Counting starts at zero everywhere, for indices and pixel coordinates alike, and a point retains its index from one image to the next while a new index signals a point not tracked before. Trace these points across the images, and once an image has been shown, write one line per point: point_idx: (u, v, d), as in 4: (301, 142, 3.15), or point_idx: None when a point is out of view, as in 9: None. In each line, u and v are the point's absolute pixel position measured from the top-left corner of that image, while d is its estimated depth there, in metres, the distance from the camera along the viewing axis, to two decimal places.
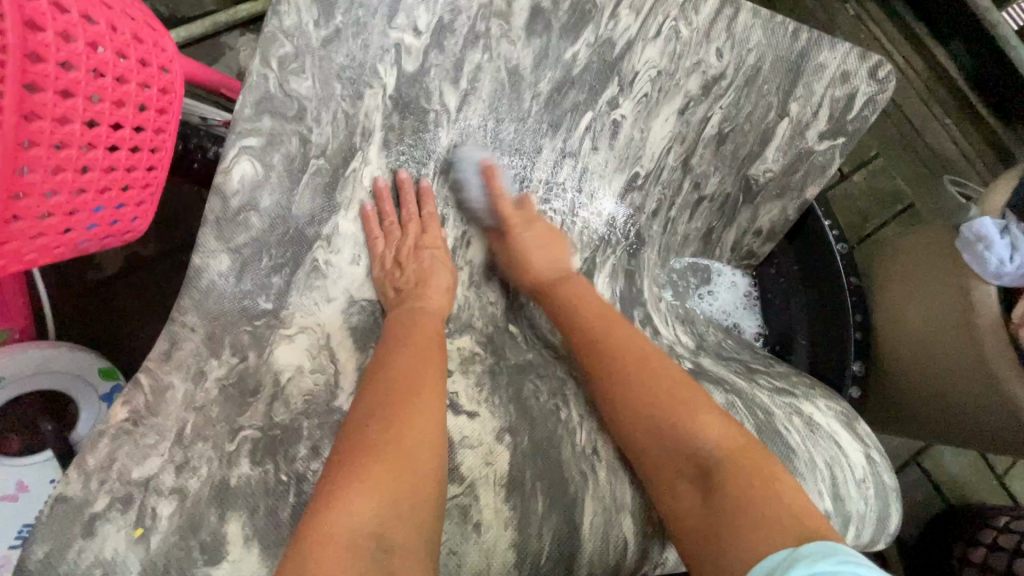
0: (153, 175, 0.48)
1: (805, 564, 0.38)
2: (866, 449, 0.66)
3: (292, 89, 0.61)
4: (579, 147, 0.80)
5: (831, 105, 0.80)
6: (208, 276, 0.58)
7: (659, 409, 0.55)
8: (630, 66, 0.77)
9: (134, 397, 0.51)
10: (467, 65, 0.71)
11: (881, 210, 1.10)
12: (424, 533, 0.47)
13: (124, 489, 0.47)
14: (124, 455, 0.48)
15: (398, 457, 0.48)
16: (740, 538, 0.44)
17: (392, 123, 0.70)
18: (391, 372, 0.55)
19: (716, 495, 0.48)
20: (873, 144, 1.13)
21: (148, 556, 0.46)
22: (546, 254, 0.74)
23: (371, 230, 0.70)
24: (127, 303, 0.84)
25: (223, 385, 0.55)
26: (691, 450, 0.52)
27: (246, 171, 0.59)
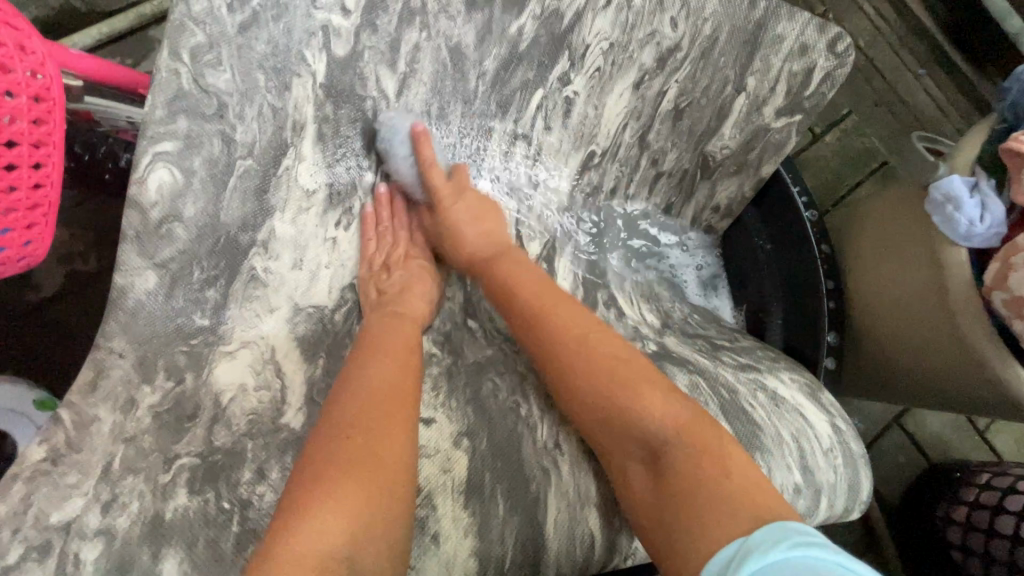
0: (41, 193, 0.43)
1: (759, 556, 0.37)
2: (831, 419, 0.66)
3: (209, 83, 0.55)
4: (531, 128, 0.77)
5: (790, 79, 0.76)
6: (134, 296, 0.53)
7: (605, 392, 0.54)
8: (581, 39, 0.72)
9: (53, 436, 0.47)
10: (403, 45, 0.66)
11: (854, 170, 1.07)
12: (389, 550, 0.44)
13: (42, 536, 0.44)
14: (42, 498, 0.45)
15: (364, 470, 0.45)
16: (701, 517, 0.43)
17: (325, 114, 0.66)
18: (359, 382, 0.53)
19: (668, 482, 0.47)
20: (844, 101, 1.09)
21: None
22: (473, 219, 0.70)
23: (366, 232, 0.73)
24: (67, 323, 0.80)
25: (156, 412, 0.51)
26: (640, 433, 0.51)
27: (164, 180, 0.53)
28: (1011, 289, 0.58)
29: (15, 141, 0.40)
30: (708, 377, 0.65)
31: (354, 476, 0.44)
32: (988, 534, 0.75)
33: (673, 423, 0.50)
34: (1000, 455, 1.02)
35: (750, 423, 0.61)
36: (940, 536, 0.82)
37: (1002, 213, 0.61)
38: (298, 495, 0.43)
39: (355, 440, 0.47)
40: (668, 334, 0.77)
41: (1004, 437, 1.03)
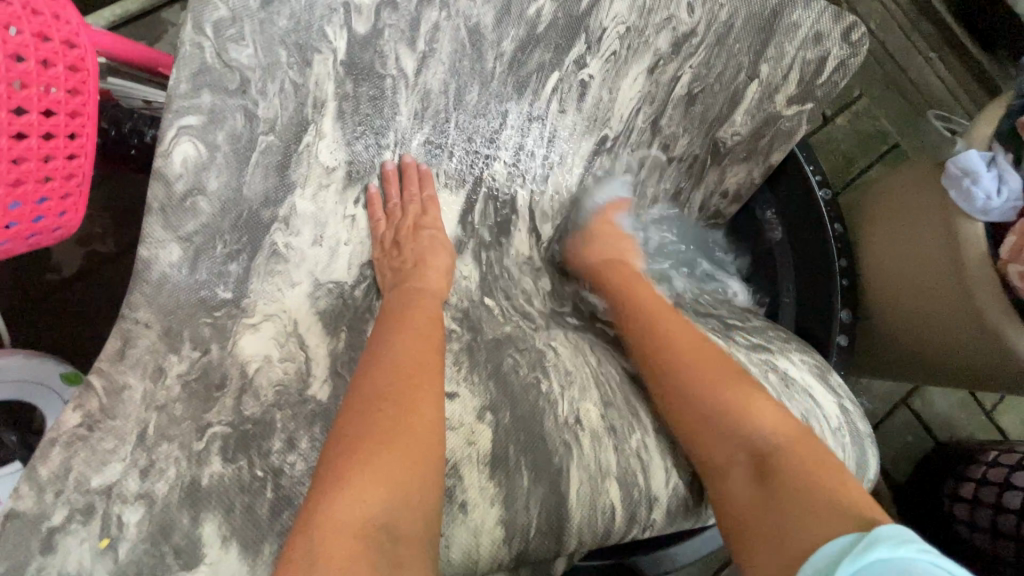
0: (76, 164, 0.45)
1: (888, 546, 0.36)
2: (839, 400, 0.67)
3: (232, 59, 0.56)
4: (547, 111, 0.78)
5: (803, 67, 0.77)
6: (159, 268, 0.54)
7: (711, 395, 0.56)
8: (598, 22, 0.73)
9: (87, 401, 0.48)
10: (423, 24, 0.66)
11: (865, 153, 1.10)
12: (424, 518, 0.45)
13: (84, 499, 0.45)
14: (81, 462, 0.46)
15: (404, 441, 0.47)
16: (808, 517, 0.43)
17: (346, 92, 0.65)
18: (388, 357, 0.53)
19: (775, 482, 0.48)
20: (855, 85, 1.13)
21: (118, 565, 0.44)
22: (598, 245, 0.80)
23: (374, 213, 0.72)
24: (87, 304, 0.79)
25: (185, 381, 0.52)
26: (746, 437, 0.52)
27: (188, 153, 0.55)
28: None
29: (52, 110, 0.41)
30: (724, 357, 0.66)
31: (384, 446, 0.46)
32: (994, 508, 0.78)
33: (779, 431, 0.52)
34: (1006, 435, 1.06)
35: None
36: (947, 513, 0.86)
37: (1018, 186, 0.64)
38: (339, 462, 0.45)
39: (386, 412, 0.48)
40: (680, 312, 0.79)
41: (1009, 417, 1.07)
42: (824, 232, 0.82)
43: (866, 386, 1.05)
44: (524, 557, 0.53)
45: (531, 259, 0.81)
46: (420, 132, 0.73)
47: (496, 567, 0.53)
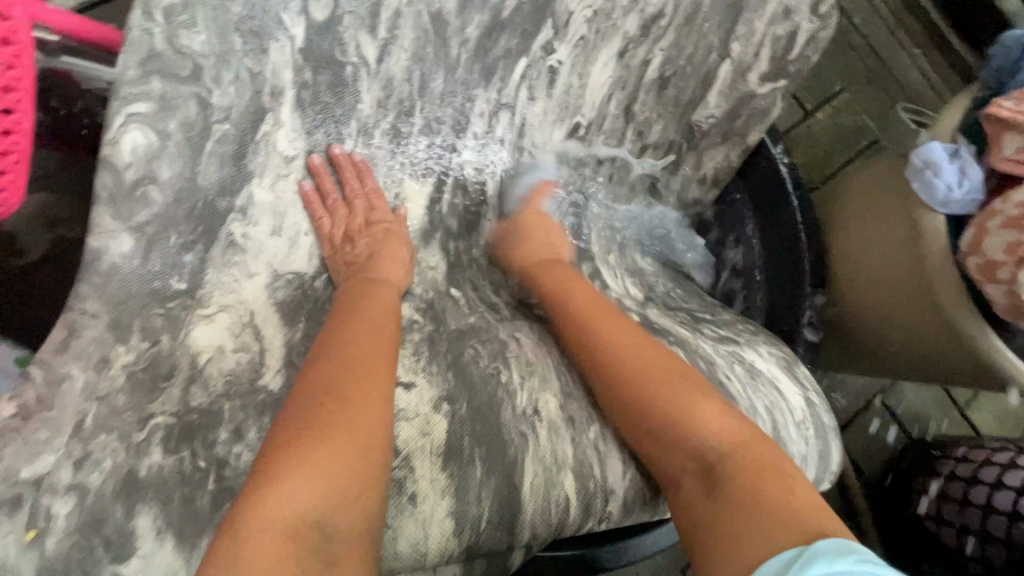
0: (9, 140, 0.45)
1: (824, 563, 0.35)
2: (806, 392, 0.64)
3: (184, 45, 0.55)
4: (515, 97, 0.77)
5: (774, 43, 0.74)
6: (109, 258, 0.52)
7: (654, 401, 0.53)
8: (564, 5, 0.71)
9: (22, 393, 0.46)
10: (384, 11, 0.65)
11: (845, 147, 1.07)
12: (361, 520, 0.44)
13: (12, 490, 0.44)
14: (11, 454, 0.44)
15: (347, 444, 0.45)
16: (753, 526, 0.41)
17: (305, 80, 0.64)
18: (339, 349, 0.52)
19: (721, 491, 0.45)
20: (837, 79, 1.09)
21: (43, 558, 0.43)
22: (543, 236, 0.76)
23: (315, 211, 0.69)
24: (50, 291, 0.77)
25: (131, 371, 0.51)
26: (689, 445, 0.49)
27: (138, 141, 0.53)
28: (985, 254, 0.60)
29: None
30: (687, 349, 0.63)
31: (315, 448, 0.44)
32: (960, 504, 0.77)
33: (724, 436, 0.49)
34: (977, 431, 1.03)
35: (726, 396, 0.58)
36: (914, 506, 0.85)
37: (979, 179, 0.63)
38: (274, 463, 0.43)
39: (333, 409, 0.47)
40: (650, 306, 0.76)
41: (982, 413, 1.04)
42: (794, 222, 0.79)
43: (844, 380, 1.03)
44: (476, 548, 0.52)
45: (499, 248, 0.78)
46: (383, 120, 0.71)
47: (446, 559, 0.51)
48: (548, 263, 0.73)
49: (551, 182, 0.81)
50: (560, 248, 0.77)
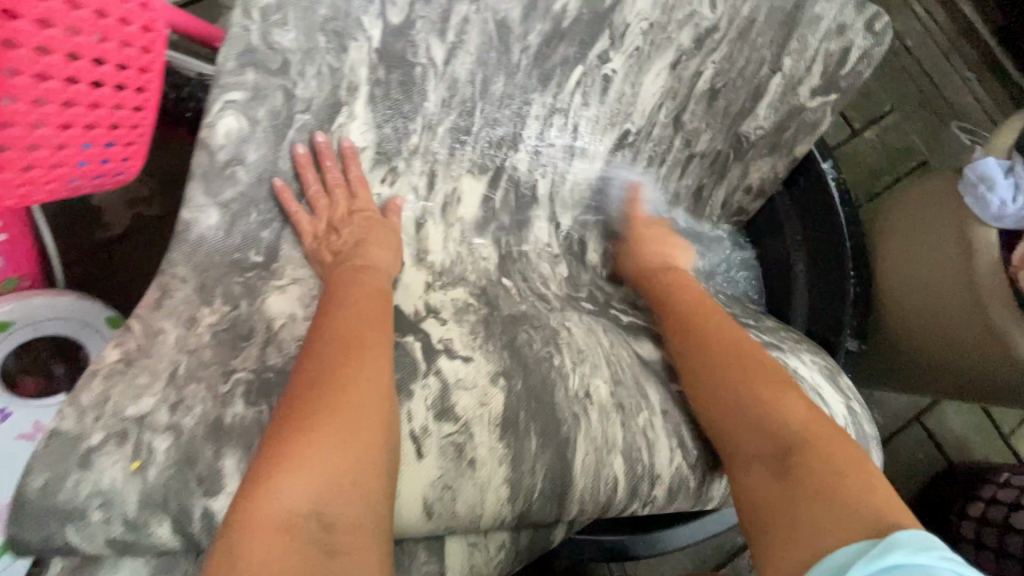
0: (140, 115, 0.52)
1: (906, 552, 0.37)
2: (847, 400, 0.65)
3: (275, 42, 0.61)
4: (570, 102, 0.80)
5: (826, 59, 0.77)
6: (198, 230, 0.59)
7: (746, 386, 0.57)
8: (622, 18, 0.75)
9: (125, 340, 0.53)
10: (454, 17, 0.70)
11: (892, 165, 1.07)
12: (361, 508, 0.46)
13: (120, 424, 0.48)
14: (118, 394, 0.50)
15: (336, 438, 0.47)
16: (830, 510, 0.43)
17: (378, 78, 0.69)
18: (323, 341, 0.53)
19: (796, 475, 0.47)
20: (886, 99, 1.09)
21: (146, 487, 0.47)
22: (654, 246, 0.83)
23: (290, 208, 0.66)
24: (131, 263, 0.84)
25: (215, 330, 0.56)
26: (771, 429, 0.52)
27: (232, 126, 0.60)
28: None
29: (127, 65, 0.47)
30: None
31: (310, 440, 0.46)
32: (1001, 529, 0.76)
33: (809, 425, 0.51)
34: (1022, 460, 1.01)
35: None
36: (953, 530, 0.84)
37: None
38: (268, 458, 0.45)
39: (317, 402, 0.48)
40: None
41: None
42: (840, 233, 0.82)
43: (883, 399, 1.01)
44: (526, 517, 0.56)
45: (549, 246, 0.84)
46: (447, 117, 0.75)
47: (500, 523, 0.56)
48: (668, 271, 0.80)
49: (640, 185, 0.88)
50: (676, 258, 0.84)
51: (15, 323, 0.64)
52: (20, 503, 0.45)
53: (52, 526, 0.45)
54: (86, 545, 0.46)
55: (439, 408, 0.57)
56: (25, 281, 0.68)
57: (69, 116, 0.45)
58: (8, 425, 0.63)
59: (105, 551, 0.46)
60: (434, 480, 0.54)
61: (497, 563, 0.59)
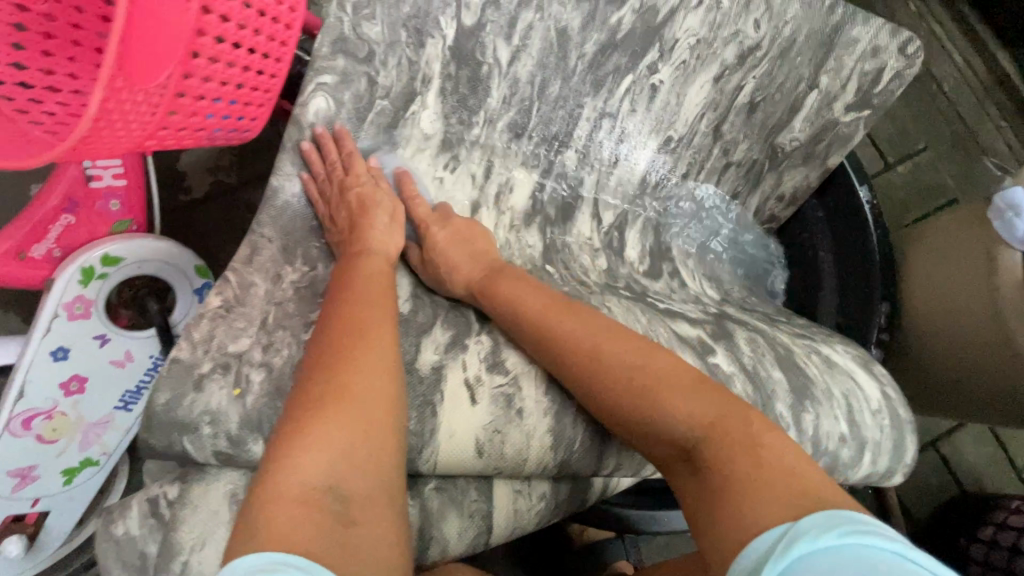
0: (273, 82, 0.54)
1: (809, 540, 0.39)
2: (882, 386, 0.70)
3: (364, 34, 0.68)
4: (618, 108, 0.86)
5: (860, 78, 0.85)
6: (283, 196, 0.67)
7: (628, 400, 0.55)
8: (671, 33, 0.82)
9: (224, 289, 0.59)
10: (519, 23, 0.76)
11: (925, 201, 1.21)
12: (377, 478, 0.51)
13: (224, 358, 0.55)
14: (222, 333, 0.56)
15: (345, 418, 0.51)
16: (732, 505, 0.45)
17: (449, 73, 0.76)
18: (332, 323, 0.56)
19: (705, 476, 0.49)
20: (921, 138, 1.23)
21: (246, 410, 0.53)
22: (464, 249, 0.70)
23: (311, 196, 0.67)
24: (206, 223, 0.98)
25: (297, 287, 0.62)
26: (669, 434, 0.52)
27: (321, 106, 0.68)
28: None
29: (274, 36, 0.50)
30: (766, 336, 0.71)
31: (325, 416, 0.50)
32: (1010, 552, 0.80)
33: (698, 419, 0.52)
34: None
35: (802, 375, 0.66)
36: (962, 552, 0.87)
37: None
38: (279, 446, 0.48)
39: (325, 381, 0.52)
40: (727, 303, 0.87)
41: None
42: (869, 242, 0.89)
43: None
44: (568, 465, 0.64)
45: (592, 240, 0.89)
46: (506, 113, 0.81)
47: (543, 468, 0.64)
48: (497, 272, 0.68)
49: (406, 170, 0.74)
50: (492, 254, 0.72)
51: (122, 260, 0.70)
52: (146, 417, 0.52)
53: (173, 435, 0.51)
54: (198, 455, 0.52)
55: (491, 361, 0.65)
56: (136, 226, 0.72)
57: (227, 77, 0.48)
58: (104, 349, 0.71)
59: (210, 462, 0.52)
60: (487, 424, 0.62)
61: (537, 510, 0.67)
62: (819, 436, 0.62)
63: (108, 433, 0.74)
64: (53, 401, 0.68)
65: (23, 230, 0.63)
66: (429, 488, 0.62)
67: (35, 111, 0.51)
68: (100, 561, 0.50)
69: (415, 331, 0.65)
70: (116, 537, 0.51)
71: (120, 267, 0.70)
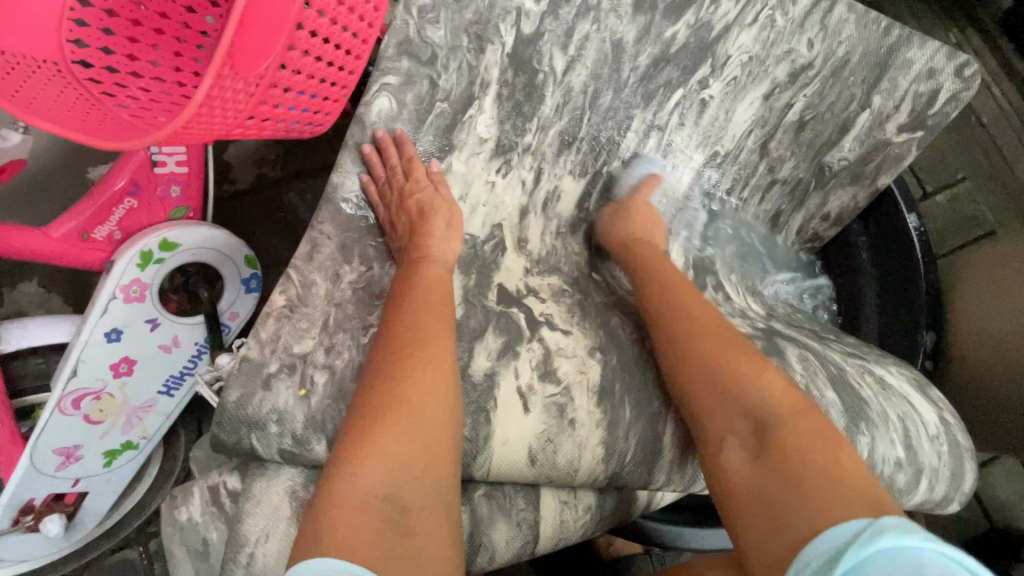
0: (351, 80, 0.54)
1: (891, 537, 0.41)
2: (939, 411, 0.68)
3: (428, 36, 0.69)
4: (667, 121, 0.87)
5: (915, 99, 0.84)
6: (342, 193, 0.67)
7: (722, 365, 0.60)
8: (724, 49, 0.82)
9: (288, 288, 0.59)
10: (576, 34, 0.77)
11: (961, 233, 1.19)
12: (434, 490, 0.50)
13: (290, 359, 0.56)
14: (287, 333, 0.57)
15: (405, 428, 0.50)
16: (808, 492, 0.48)
17: (507, 79, 0.76)
18: (391, 329, 0.56)
19: (773, 453, 0.52)
20: (960, 167, 1.23)
21: (310, 412, 0.54)
22: (637, 224, 0.82)
23: (372, 200, 0.67)
24: (250, 215, 0.99)
25: (355, 288, 0.62)
26: (749, 404, 0.56)
27: (384, 107, 0.68)
28: None
29: (358, 34, 0.51)
30: (818, 355, 0.70)
31: (385, 424, 0.50)
32: None
33: (784, 402, 0.56)
34: None
35: (855, 396, 0.64)
36: None
37: None
38: (343, 450, 0.48)
39: (387, 387, 0.52)
40: (775, 320, 0.85)
41: None
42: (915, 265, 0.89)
43: None
44: (618, 477, 0.64)
45: None
46: (559, 121, 0.82)
47: (594, 478, 0.63)
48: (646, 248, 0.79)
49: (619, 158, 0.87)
50: (654, 237, 0.83)
51: (179, 246, 0.69)
52: (218, 412, 0.54)
53: (241, 431, 0.53)
54: (264, 452, 0.54)
55: (543, 369, 0.65)
56: (192, 214, 0.72)
57: (312, 70, 0.48)
58: (155, 334, 0.70)
59: (274, 459, 0.54)
60: (539, 433, 0.61)
61: (582, 522, 0.65)
62: (874, 460, 0.60)
63: (149, 417, 0.74)
64: (103, 381, 0.67)
65: (90, 210, 0.64)
66: (478, 494, 0.61)
67: (118, 97, 0.51)
68: (165, 544, 0.54)
69: (468, 336, 0.65)
70: (180, 522, 0.54)
71: (178, 253, 0.69)
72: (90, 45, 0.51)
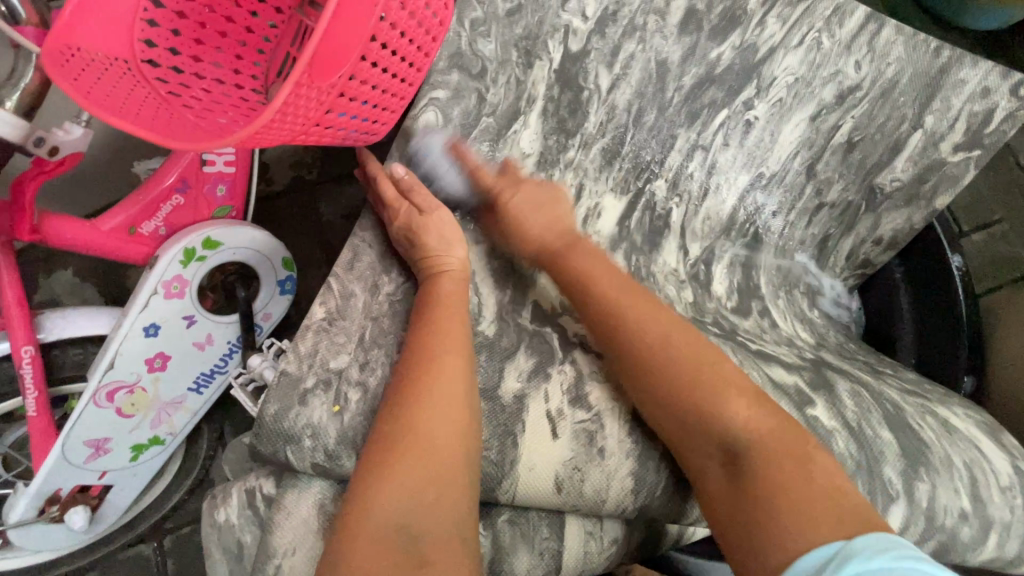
0: (408, 91, 0.54)
1: (862, 558, 0.43)
2: (1013, 459, 0.66)
3: (479, 50, 0.68)
4: (712, 141, 0.86)
5: (969, 118, 0.84)
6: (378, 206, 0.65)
7: (694, 396, 0.57)
8: (770, 70, 0.81)
9: (328, 299, 0.58)
10: (621, 53, 0.77)
11: (996, 271, 1.15)
12: (453, 519, 0.49)
13: (326, 374, 0.55)
14: (325, 347, 0.56)
15: (420, 459, 0.49)
16: (788, 518, 0.48)
17: (553, 95, 0.77)
18: (410, 351, 0.55)
19: (747, 483, 0.52)
20: (998, 209, 1.20)
21: (342, 428, 0.54)
22: (539, 214, 0.69)
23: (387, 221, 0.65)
24: (284, 216, 1.00)
25: (391, 300, 0.61)
26: (724, 433, 0.55)
27: (431, 121, 0.65)
28: None
29: (421, 47, 0.51)
30: (872, 392, 0.68)
31: (398, 453, 0.49)
32: None
33: (759, 425, 0.55)
34: None
35: (918, 440, 0.62)
36: None
37: None
38: (362, 475, 0.48)
39: (402, 415, 0.51)
40: (826, 350, 0.85)
41: None
42: (953, 301, 0.86)
43: None
44: (646, 511, 0.61)
45: (677, 271, 0.86)
46: (602, 138, 0.82)
47: (620, 511, 0.61)
48: (576, 244, 0.70)
49: (453, 140, 0.67)
50: (566, 220, 0.71)
51: (219, 245, 0.69)
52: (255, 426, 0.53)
53: (277, 445, 0.53)
54: (297, 464, 0.53)
55: (574, 394, 0.63)
56: (235, 213, 0.72)
57: (378, 80, 0.48)
58: (190, 331, 0.70)
59: (307, 472, 0.53)
60: (566, 460, 0.60)
61: (607, 554, 0.63)
62: (935, 510, 0.58)
63: (177, 413, 0.74)
64: (137, 375, 0.67)
65: (138, 204, 0.65)
66: (501, 519, 0.60)
67: (183, 98, 0.51)
68: (204, 542, 0.55)
69: (499, 355, 0.64)
70: (217, 523, 0.54)
71: (217, 253, 0.69)
72: (159, 45, 0.52)
